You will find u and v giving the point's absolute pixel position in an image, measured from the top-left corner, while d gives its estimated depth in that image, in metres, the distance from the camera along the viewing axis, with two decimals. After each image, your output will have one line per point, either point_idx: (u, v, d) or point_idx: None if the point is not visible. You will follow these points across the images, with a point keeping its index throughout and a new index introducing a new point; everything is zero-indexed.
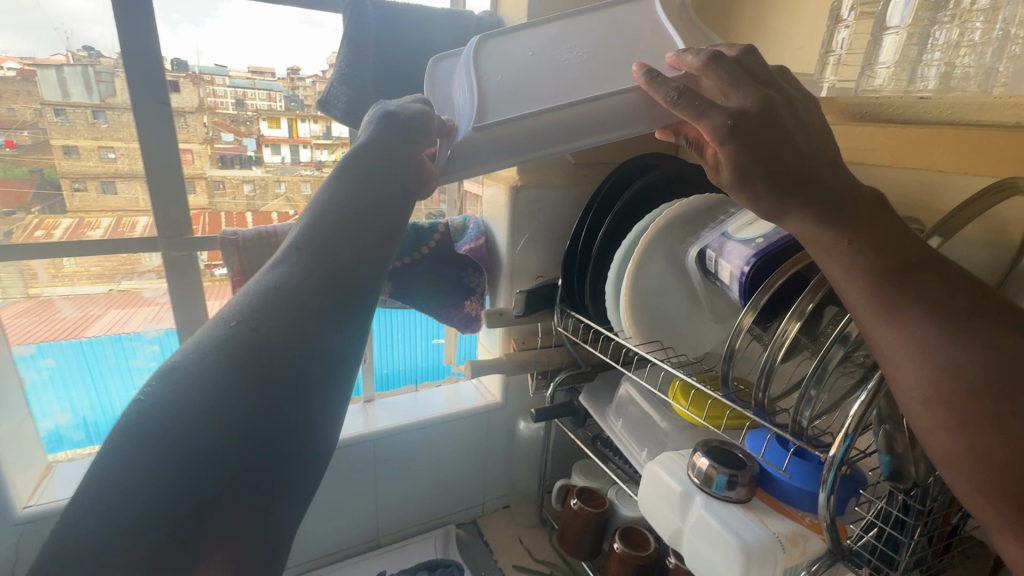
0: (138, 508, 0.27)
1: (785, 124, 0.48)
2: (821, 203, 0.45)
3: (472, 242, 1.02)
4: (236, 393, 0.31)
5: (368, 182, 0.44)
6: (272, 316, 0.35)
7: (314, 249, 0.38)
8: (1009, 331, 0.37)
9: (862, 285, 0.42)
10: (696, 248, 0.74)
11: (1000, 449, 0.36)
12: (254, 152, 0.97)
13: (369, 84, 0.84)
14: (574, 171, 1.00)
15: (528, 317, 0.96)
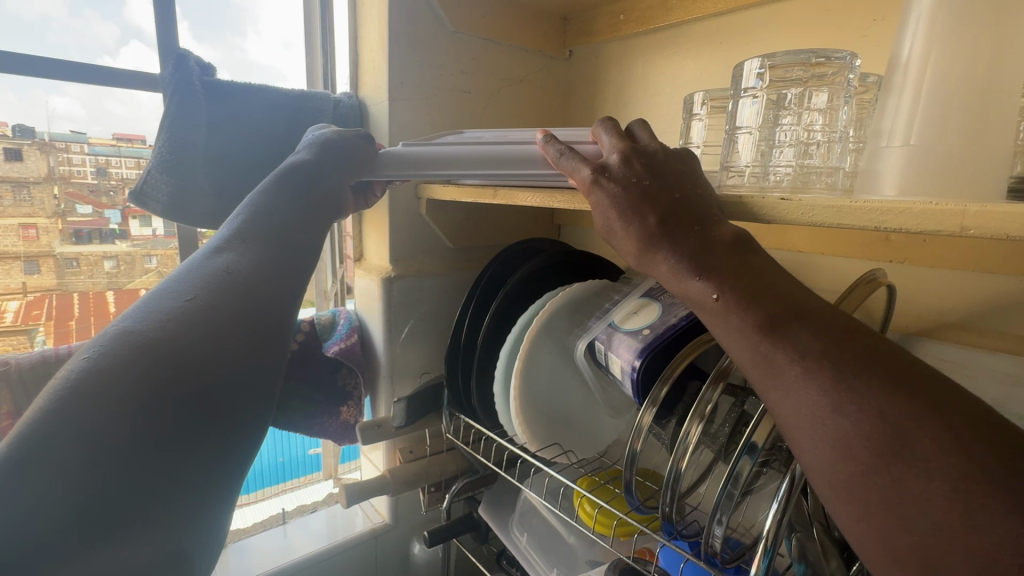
0: (125, 433, 0.34)
1: (664, 186, 0.43)
2: (692, 250, 0.39)
3: (341, 341, 0.90)
4: (215, 343, 0.42)
5: (293, 199, 0.58)
6: (225, 294, 0.45)
7: (252, 241, 0.51)
8: (893, 392, 0.29)
9: (741, 342, 0.35)
10: (585, 341, 0.68)
11: (905, 544, 0.28)
12: (119, 225, 0.86)
13: (199, 172, 0.72)
14: (454, 256, 0.92)
15: (412, 425, 0.84)
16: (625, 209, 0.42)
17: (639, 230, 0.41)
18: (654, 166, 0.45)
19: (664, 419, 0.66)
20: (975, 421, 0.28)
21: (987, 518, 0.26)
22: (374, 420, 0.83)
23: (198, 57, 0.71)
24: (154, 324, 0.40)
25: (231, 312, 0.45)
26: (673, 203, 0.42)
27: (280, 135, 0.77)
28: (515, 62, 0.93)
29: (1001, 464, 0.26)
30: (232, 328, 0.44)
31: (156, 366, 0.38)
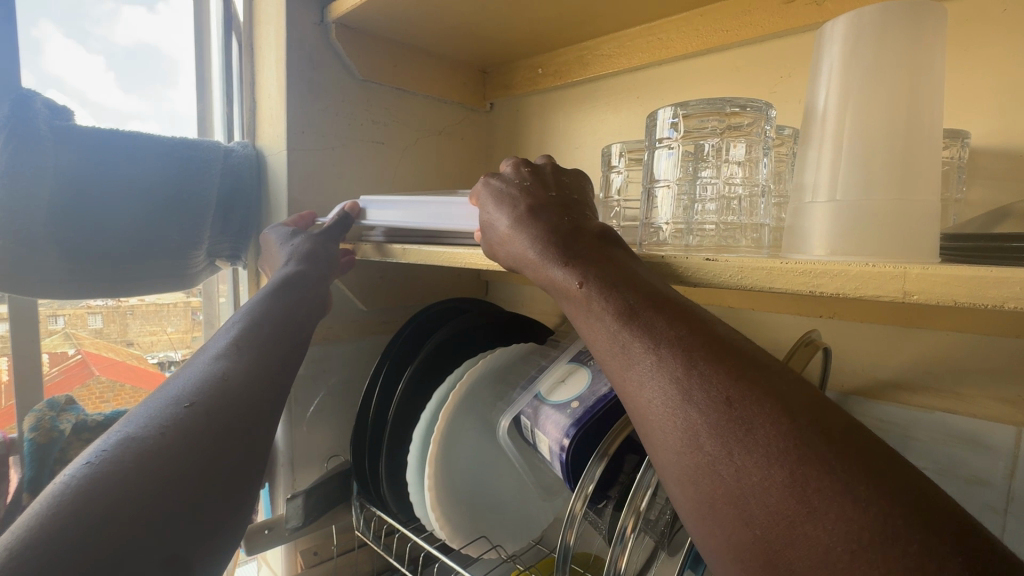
0: (127, 497, 0.33)
1: (548, 189, 0.45)
2: (562, 241, 0.39)
3: None
4: (219, 429, 0.40)
5: (287, 310, 0.57)
6: (221, 399, 0.43)
7: (246, 348, 0.49)
8: (739, 377, 0.29)
9: (601, 333, 0.34)
10: (508, 416, 0.60)
11: (750, 542, 0.27)
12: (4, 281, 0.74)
13: (43, 233, 0.60)
14: (368, 320, 0.82)
15: (313, 523, 0.70)
16: (501, 200, 0.45)
17: (511, 220, 0.42)
18: (541, 177, 0.46)
19: (599, 504, 0.57)
20: (809, 405, 0.28)
21: (819, 502, 0.25)
22: (263, 521, 0.69)
23: (49, 98, 0.60)
24: (150, 435, 0.37)
25: (232, 407, 0.43)
26: (553, 204, 0.43)
27: (158, 191, 0.67)
28: (433, 113, 0.89)
29: (834, 448, 0.26)
30: (227, 428, 0.41)
31: (165, 452, 0.37)
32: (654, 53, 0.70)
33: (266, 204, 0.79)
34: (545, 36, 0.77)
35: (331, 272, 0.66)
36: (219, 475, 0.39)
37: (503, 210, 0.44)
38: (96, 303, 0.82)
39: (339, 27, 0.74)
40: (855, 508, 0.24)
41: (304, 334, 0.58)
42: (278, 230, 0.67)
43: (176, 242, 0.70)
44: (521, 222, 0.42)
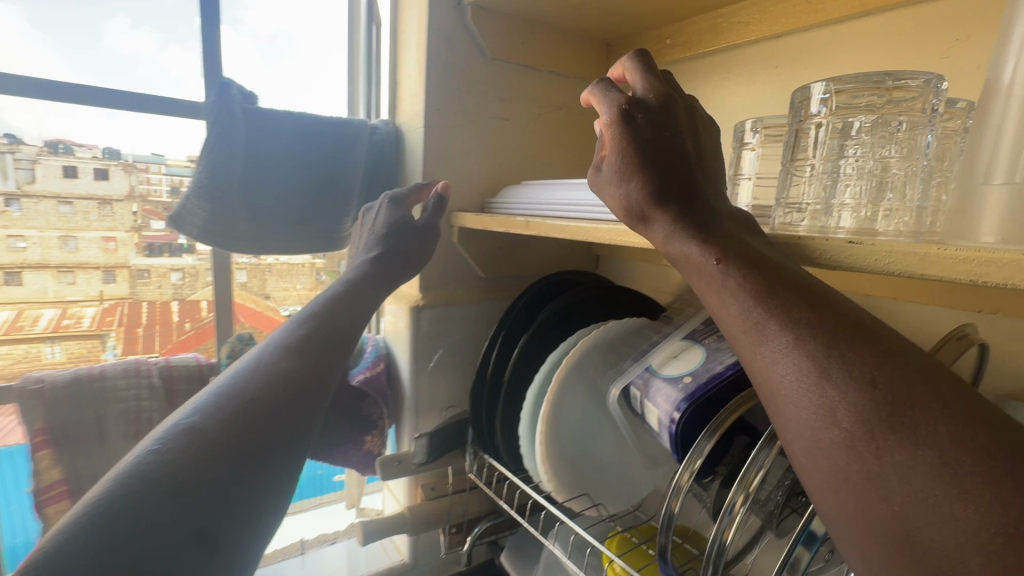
0: (182, 463, 0.41)
1: (682, 141, 0.43)
2: (697, 214, 0.40)
3: (368, 370, 0.87)
4: (262, 412, 0.50)
5: (369, 295, 0.71)
6: (271, 383, 0.53)
7: (298, 342, 0.59)
8: (883, 360, 0.29)
9: (731, 309, 0.35)
10: (619, 386, 0.63)
11: (887, 515, 0.27)
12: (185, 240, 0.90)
13: (236, 198, 0.73)
14: (486, 286, 0.89)
15: (433, 462, 0.80)
16: (623, 124, 0.43)
17: (626, 160, 0.42)
18: (668, 103, 0.44)
19: (705, 479, 0.58)
20: (963, 393, 0.27)
21: (970, 483, 0.25)
22: (394, 454, 0.79)
23: (241, 86, 0.72)
24: (213, 414, 0.47)
25: (280, 390, 0.53)
26: (678, 150, 0.42)
27: (318, 166, 0.78)
28: (555, 88, 0.91)
29: (989, 437, 0.25)
30: (281, 407, 0.51)
31: (224, 428, 0.46)
32: (798, 18, 0.65)
33: (402, 177, 0.87)
34: (678, 5, 0.75)
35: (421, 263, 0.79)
36: (269, 445, 0.48)
37: (624, 142, 0.42)
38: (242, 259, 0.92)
39: (475, 9, 0.79)
40: (1012, 494, 0.24)
41: (357, 320, 0.68)
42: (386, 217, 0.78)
43: (330, 211, 0.80)
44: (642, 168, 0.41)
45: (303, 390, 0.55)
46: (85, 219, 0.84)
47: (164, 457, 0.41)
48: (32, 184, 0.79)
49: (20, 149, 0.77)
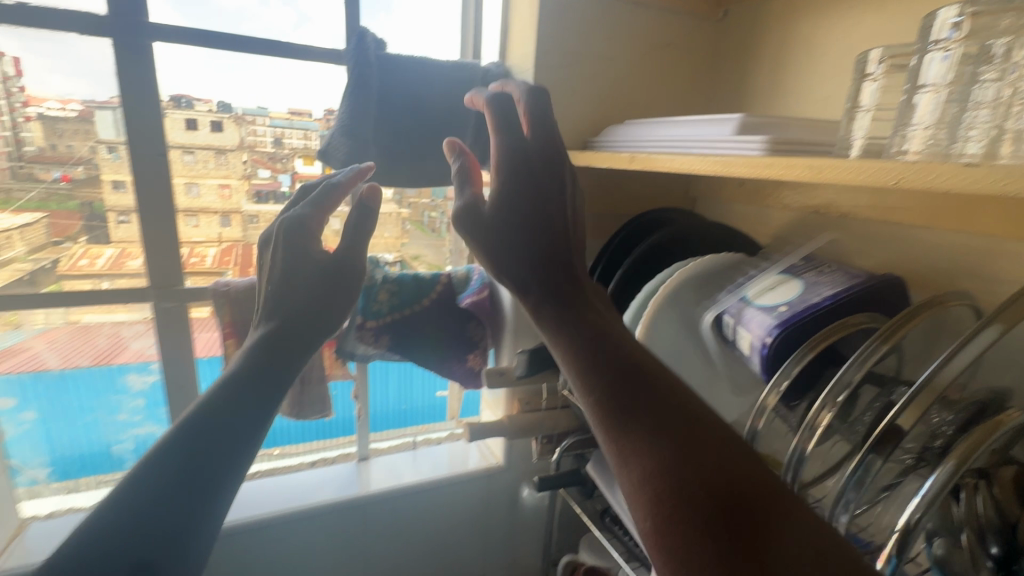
0: (109, 525, 0.37)
1: (557, 188, 0.50)
2: (570, 306, 0.45)
3: (474, 295, 0.96)
4: (206, 430, 0.43)
5: (301, 286, 0.59)
6: (223, 394, 0.46)
7: (261, 340, 0.53)
8: (710, 441, 0.35)
9: (593, 381, 0.40)
10: (712, 313, 0.67)
11: (709, 557, 0.30)
12: (289, 188, 0.93)
13: (371, 137, 0.82)
14: (584, 223, 0.94)
15: (532, 377, 0.90)
16: (517, 163, 0.49)
17: (504, 214, 0.49)
18: (550, 149, 0.50)
19: (793, 403, 0.63)
20: (747, 457, 0.34)
21: (779, 539, 0.29)
22: (497, 367, 0.90)
23: (374, 35, 0.81)
24: (160, 448, 0.42)
25: (232, 399, 0.46)
26: (558, 211, 0.50)
27: (438, 108, 0.86)
28: (663, 25, 0.91)
29: (781, 508, 0.31)
30: (232, 420, 0.45)
31: (168, 463, 0.41)
32: None
33: None
34: None
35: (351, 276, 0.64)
36: (216, 470, 0.42)
37: (507, 182, 0.49)
38: None
39: None
40: (808, 546, 0.29)
41: (312, 300, 0.58)
42: (294, 214, 0.65)
43: None
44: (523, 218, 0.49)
45: (264, 398, 0.48)
46: (205, 167, 0.86)
47: (98, 521, 0.37)
48: (159, 138, 0.82)
49: None
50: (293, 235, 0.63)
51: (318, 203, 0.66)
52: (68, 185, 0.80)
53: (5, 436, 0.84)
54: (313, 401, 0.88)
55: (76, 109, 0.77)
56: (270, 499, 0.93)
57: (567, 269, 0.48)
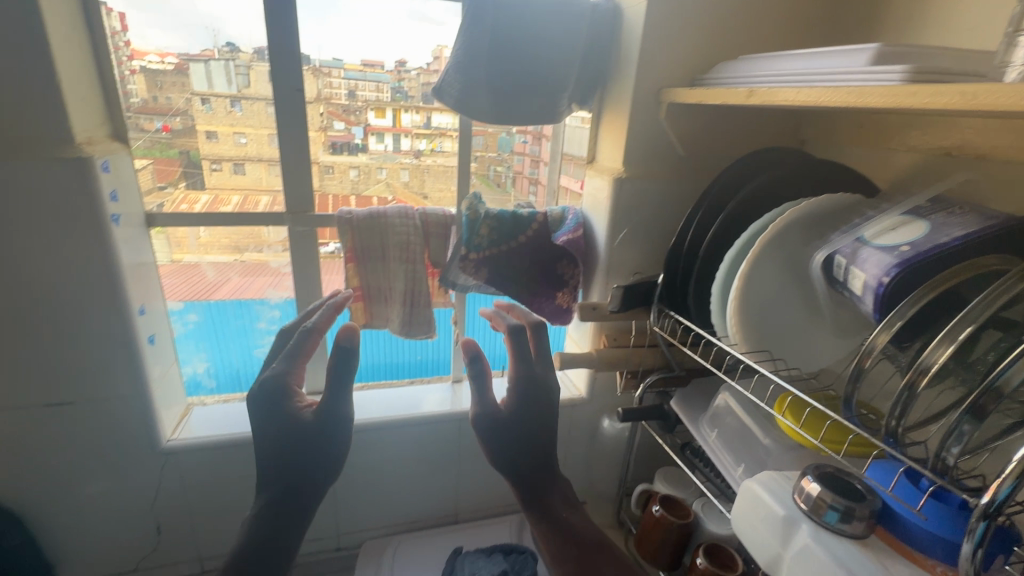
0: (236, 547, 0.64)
1: (537, 432, 0.74)
2: (541, 478, 0.72)
3: (569, 234, 1.01)
4: (275, 475, 0.68)
5: (314, 429, 0.69)
6: (275, 457, 0.69)
7: (270, 455, 0.70)
8: None
9: (555, 564, 0.67)
10: (824, 253, 0.67)
11: None
12: (361, 139, 0.93)
13: (482, 73, 0.85)
14: (684, 164, 0.94)
15: (624, 313, 0.93)
16: (528, 379, 0.76)
17: (505, 423, 0.73)
18: (548, 377, 0.78)
19: (904, 343, 0.62)
20: None
21: None
22: (590, 303, 0.94)
23: None
24: (267, 483, 0.69)
25: (281, 478, 0.68)
26: (540, 449, 0.74)
27: (548, 43, 0.87)
28: None
29: None
30: (299, 481, 0.68)
31: (271, 497, 0.68)
32: None
33: (615, 55, 0.93)
34: None
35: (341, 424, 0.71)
36: (307, 497, 0.68)
37: (529, 372, 0.77)
38: (405, 158, 0.96)
39: None
40: None
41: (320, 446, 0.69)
42: (276, 373, 0.73)
43: (556, 87, 0.90)
44: (531, 463, 0.72)
45: (303, 467, 0.68)
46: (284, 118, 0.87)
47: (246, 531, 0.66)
48: (248, 88, 0.85)
49: (238, 57, 0.83)
50: (272, 396, 0.71)
51: (332, 371, 0.71)
52: (168, 135, 0.85)
53: (173, 335, 0.94)
54: (420, 322, 0.96)
55: (172, 62, 0.82)
56: (376, 406, 1.04)
57: (540, 438, 0.74)
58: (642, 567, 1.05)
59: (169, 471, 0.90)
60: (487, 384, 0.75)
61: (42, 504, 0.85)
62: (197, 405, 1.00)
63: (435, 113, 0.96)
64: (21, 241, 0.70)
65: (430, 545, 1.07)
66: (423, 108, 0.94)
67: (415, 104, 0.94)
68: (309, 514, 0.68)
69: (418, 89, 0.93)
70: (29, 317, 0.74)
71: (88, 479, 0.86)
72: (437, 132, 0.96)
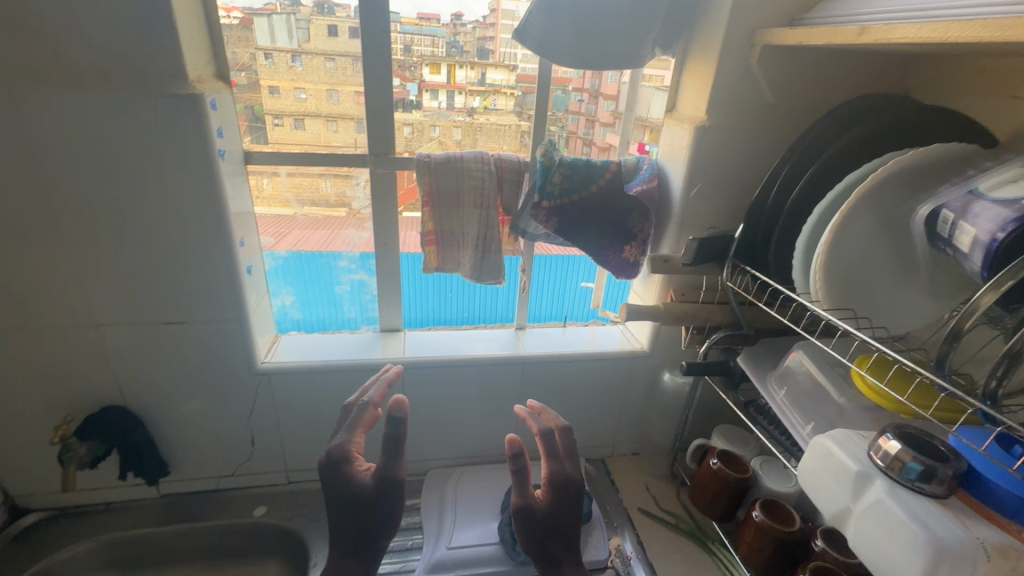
0: None
1: (571, 508, 0.80)
2: (568, 541, 0.80)
3: (643, 183, 0.99)
4: (345, 528, 0.77)
5: (377, 494, 0.76)
6: (343, 511, 0.77)
7: (339, 509, 0.77)
8: None
9: None
10: (930, 208, 0.63)
11: None
12: (415, 96, 0.94)
13: (565, 15, 0.83)
14: (774, 113, 0.89)
15: (696, 267, 0.92)
16: (560, 476, 0.81)
17: (546, 526, 0.78)
18: (576, 471, 0.84)
19: (1011, 305, 0.58)
20: None
21: None
22: (662, 255, 0.94)
23: None
24: (338, 534, 0.77)
25: (351, 530, 0.76)
26: (569, 522, 0.80)
27: None
28: None
29: None
30: (365, 535, 0.76)
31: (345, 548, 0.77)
32: None
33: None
34: None
35: (396, 488, 0.77)
36: (370, 546, 0.77)
37: (562, 472, 0.82)
38: (458, 117, 0.98)
39: None
40: None
41: (381, 507, 0.76)
42: (339, 442, 0.78)
43: (641, 31, 0.86)
44: (565, 538, 0.79)
45: (370, 525, 0.76)
46: (344, 74, 0.90)
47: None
48: (308, 43, 0.88)
49: (299, 10, 0.87)
50: (336, 465, 0.76)
51: (386, 444, 0.76)
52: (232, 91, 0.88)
53: (267, 268, 1.02)
54: (490, 268, 0.99)
55: (238, 18, 0.85)
56: (443, 345, 1.09)
57: (570, 518, 0.80)
58: (693, 518, 1.08)
59: (263, 390, 0.99)
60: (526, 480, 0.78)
61: (159, 410, 0.97)
62: (285, 335, 1.09)
63: (489, 70, 0.96)
64: (144, 176, 0.78)
65: (488, 479, 1.14)
66: (478, 64, 0.95)
67: (470, 60, 0.95)
68: (377, 556, 0.78)
69: (473, 44, 0.94)
70: (152, 246, 0.82)
71: (190, 394, 0.97)
72: (491, 89, 0.97)
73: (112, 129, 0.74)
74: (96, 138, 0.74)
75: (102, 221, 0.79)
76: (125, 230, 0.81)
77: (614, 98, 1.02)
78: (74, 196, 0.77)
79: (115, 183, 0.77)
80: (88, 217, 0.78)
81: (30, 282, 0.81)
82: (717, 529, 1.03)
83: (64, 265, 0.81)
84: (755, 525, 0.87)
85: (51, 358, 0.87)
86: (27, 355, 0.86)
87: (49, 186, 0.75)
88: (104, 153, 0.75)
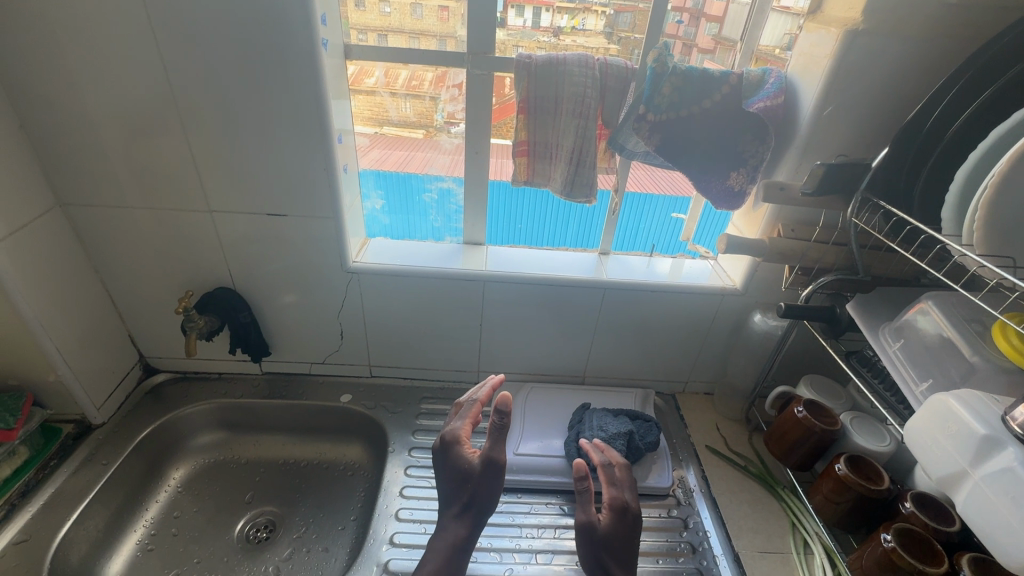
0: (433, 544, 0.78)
1: (631, 529, 0.81)
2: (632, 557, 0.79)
3: (767, 100, 0.85)
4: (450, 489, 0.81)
5: (477, 472, 0.79)
6: (451, 483, 0.81)
7: (447, 478, 0.82)
8: None
9: None
10: None
11: None
12: (501, 13, 0.87)
13: None
14: (947, 17, 0.74)
15: (815, 200, 0.82)
16: (619, 503, 0.82)
17: (610, 540, 0.79)
18: (634, 499, 0.85)
19: None
20: None
21: None
22: (778, 182, 0.83)
23: None
24: (444, 503, 0.81)
25: (458, 498, 0.80)
26: (631, 535, 0.81)
27: None
28: None
29: None
30: (470, 503, 0.79)
31: (450, 511, 0.80)
32: None
33: None
34: None
35: (498, 470, 0.80)
36: (475, 515, 0.79)
37: (621, 499, 0.83)
38: (543, 38, 0.90)
39: None
40: None
41: (485, 487, 0.79)
42: (451, 428, 0.86)
43: None
44: (625, 563, 0.79)
45: (476, 496, 0.79)
46: None
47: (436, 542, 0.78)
48: None
49: None
50: (447, 448, 0.83)
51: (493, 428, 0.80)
52: None
53: (362, 171, 1.03)
54: (582, 185, 0.93)
55: None
56: (523, 262, 1.08)
57: (632, 534, 0.81)
58: (764, 462, 1.05)
59: (353, 288, 1.04)
60: (590, 497, 0.80)
61: (263, 297, 1.05)
62: (374, 239, 1.12)
63: None
64: (253, 64, 0.79)
65: (557, 396, 1.17)
66: None
67: None
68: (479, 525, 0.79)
69: None
70: (261, 137, 0.85)
71: (289, 286, 1.04)
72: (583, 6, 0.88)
73: (227, 14, 0.75)
74: (212, 22, 0.75)
75: (217, 111, 0.82)
76: (238, 122, 0.84)
77: (719, 20, 0.90)
78: (192, 83, 0.80)
79: (228, 72, 0.79)
80: (204, 105, 0.82)
81: (157, 165, 0.87)
82: (789, 476, 0.99)
83: (184, 152, 0.86)
84: (836, 478, 0.83)
85: (174, 238, 0.96)
86: (155, 234, 0.95)
87: (171, 70, 0.79)
88: (220, 39, 0.76)
